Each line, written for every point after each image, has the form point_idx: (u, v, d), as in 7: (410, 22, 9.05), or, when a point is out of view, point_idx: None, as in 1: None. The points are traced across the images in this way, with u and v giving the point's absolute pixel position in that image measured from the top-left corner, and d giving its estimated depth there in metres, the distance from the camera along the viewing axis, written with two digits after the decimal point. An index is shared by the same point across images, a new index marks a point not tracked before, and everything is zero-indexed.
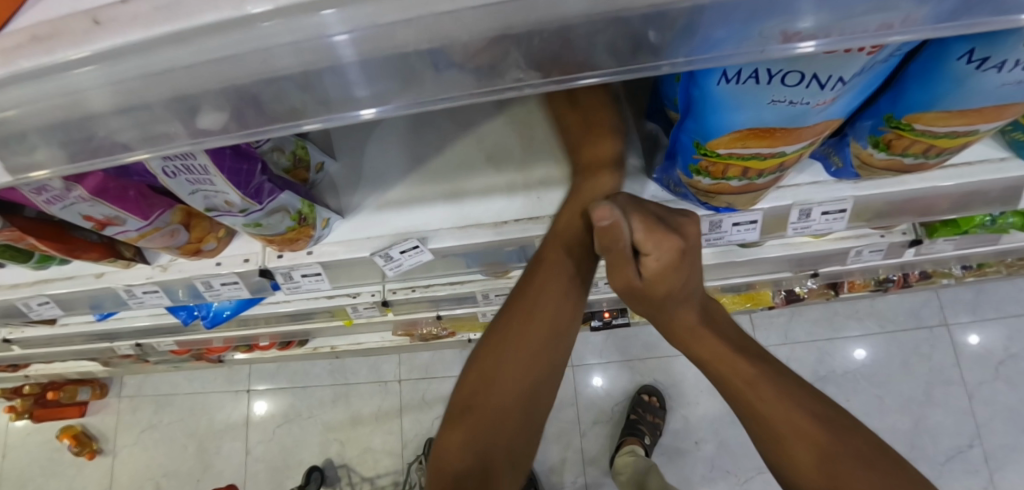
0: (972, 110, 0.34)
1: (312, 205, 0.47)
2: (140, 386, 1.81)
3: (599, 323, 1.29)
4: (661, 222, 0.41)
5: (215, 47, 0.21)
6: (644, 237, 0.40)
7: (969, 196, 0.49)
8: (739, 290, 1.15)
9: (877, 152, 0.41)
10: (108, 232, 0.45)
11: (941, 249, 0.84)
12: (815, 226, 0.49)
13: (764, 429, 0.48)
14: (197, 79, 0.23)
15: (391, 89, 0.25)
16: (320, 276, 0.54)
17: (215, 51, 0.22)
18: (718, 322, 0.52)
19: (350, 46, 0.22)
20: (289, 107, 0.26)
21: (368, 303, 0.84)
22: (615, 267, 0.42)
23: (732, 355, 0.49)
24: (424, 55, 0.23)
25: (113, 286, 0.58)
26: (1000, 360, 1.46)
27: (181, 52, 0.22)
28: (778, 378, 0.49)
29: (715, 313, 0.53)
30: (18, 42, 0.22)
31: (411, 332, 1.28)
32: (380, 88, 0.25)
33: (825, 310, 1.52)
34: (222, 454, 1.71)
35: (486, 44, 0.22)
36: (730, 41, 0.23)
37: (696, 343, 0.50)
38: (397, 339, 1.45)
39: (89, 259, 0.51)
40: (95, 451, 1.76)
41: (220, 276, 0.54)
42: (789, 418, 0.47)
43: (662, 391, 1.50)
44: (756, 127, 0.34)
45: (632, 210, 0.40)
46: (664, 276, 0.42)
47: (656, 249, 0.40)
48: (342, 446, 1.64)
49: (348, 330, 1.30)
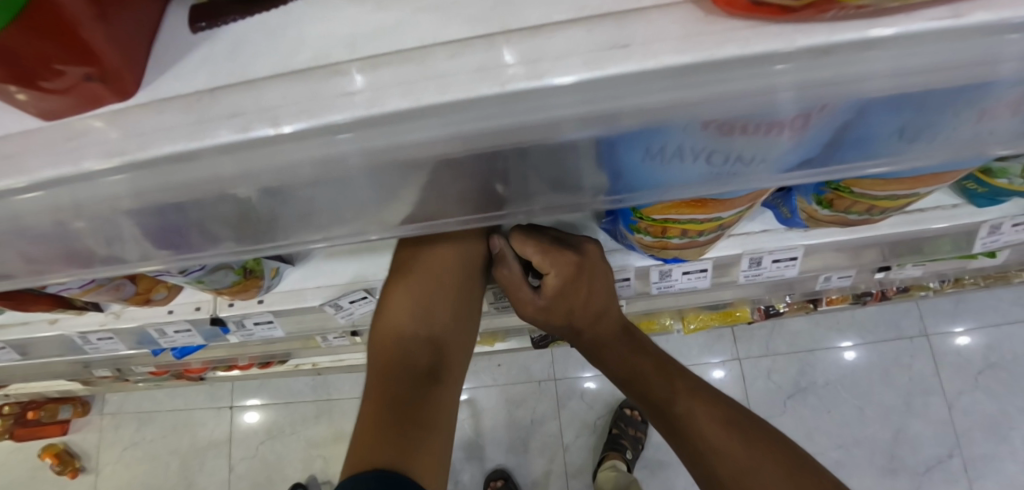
0: (906, 178, 0.34)
1: (259, 258, 0.46)
2: (121, 403, 1.79)
3: None
4: (558, 244, 0.45)
5: (199, 176, 0.21)
6: (542, 258, 0.44)
7: (920, 239, 0.50)
8: (718, 307, 1.15)
9: (821, 208, 0.41)
10: (50, 288, 0.44)
11: (908, 272, 0.85)
12: (766, 273, 0.49)
13: (691, 449, 0.46)
14: (163, 197, 0.22)
15: (325, 187, 0.26)
16: (272, 324, 0.54)
17: (194, 174, 0.21)
18: (640, 344, 0.51)
19: (347, 160, 0.21)
20: (233, 201, 0.26)
21: (336, 332, 0.84)
22: (514, 293, 0.48)
23: (655, 370, 0.49)
24: (356, 169, 0.22)
25: (67, 332, 0.57)
26: (980, 369, 1.47)
27: (153, 181, 0.21)
28: (700, 393, 0.48)
29: (637, 333, 0.52)
30: None
31: None
32: (327, 187, 0.26)
33: (806, 321, 1.53)
34: (205, 471, 1.70)
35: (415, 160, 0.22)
36: (670, 144, 0.25)
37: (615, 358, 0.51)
38: None
39: (36, 311, 0.50)
40: (77, 470, 1.74)
41: (172, 323, 0.54)
42: (711, 436, 0.46)
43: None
44: (687, 197, 0.33)
45: (527, 239, 0.45)
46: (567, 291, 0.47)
47: (553, 269, 0.44)
48: (326, 462, 1.63)
49: (327, 350, 1.29)
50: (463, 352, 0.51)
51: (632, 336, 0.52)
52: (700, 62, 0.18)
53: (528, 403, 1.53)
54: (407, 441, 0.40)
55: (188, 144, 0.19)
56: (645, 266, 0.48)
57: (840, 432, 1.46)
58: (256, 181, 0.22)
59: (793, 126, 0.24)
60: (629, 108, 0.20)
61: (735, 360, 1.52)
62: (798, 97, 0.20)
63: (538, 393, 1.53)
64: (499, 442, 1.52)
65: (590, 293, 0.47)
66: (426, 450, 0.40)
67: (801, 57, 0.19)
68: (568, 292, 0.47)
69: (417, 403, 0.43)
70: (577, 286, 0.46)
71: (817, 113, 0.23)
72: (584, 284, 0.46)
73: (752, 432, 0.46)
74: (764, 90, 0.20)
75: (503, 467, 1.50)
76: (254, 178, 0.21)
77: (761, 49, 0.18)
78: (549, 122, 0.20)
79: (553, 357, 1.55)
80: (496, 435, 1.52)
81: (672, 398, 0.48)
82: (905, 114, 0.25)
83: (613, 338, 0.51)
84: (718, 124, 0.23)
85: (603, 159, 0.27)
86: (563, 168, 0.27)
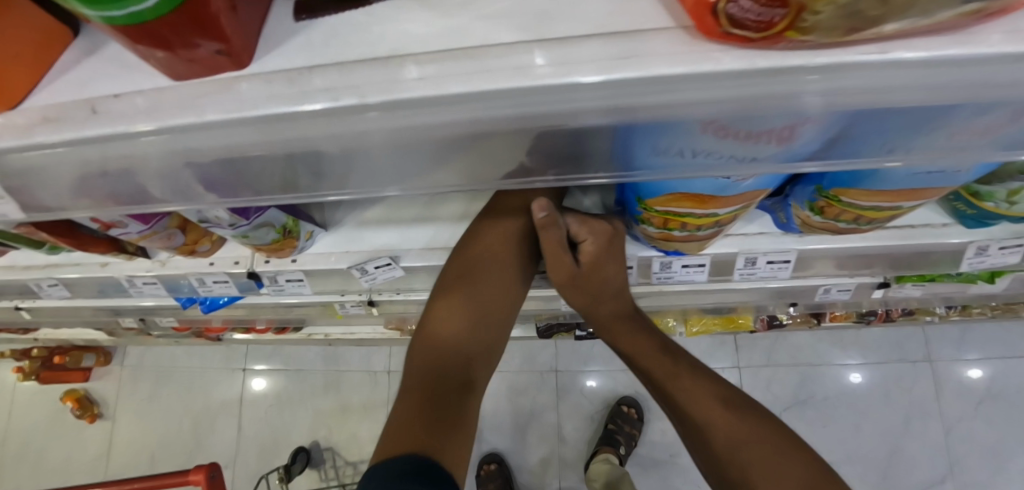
0: (889, 190, 0.37)
1: (297, 220, 0.51)
2: (142, 357, 1.88)
3: (584, 332, 1.33)
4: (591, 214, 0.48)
5: (290, 133, 0.25)
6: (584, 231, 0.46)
7: (912, 254, 0.53)
8: (721, 312, 1.18)
9: (814, 215, 0.44)
10: (113, 232, 0.50)
11: (909, 292, 0.87)
12: (761, 273, 0.53)
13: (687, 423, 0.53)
14: (242, 148, 0.26)
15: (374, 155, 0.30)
16: (302, 282, 0.59)
17: (280, 132, 0.25)
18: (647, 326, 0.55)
19: (399, 130, 0.25)
20: (294, 162, 0.30)
21: (354, 301, 0.89)
22: (553, 258, 0.47)
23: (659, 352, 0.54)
24: (407, 138, 0.26)
25: (117, 275, 0.63)
26: (981, 399, 1.47)
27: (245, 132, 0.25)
28: (698, 375, 0.53)
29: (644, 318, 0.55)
30: (32, 120, 0.26)
31: (401, 326, 1.34)
32: (375, 157, 0.30)
33: (809, 337, 1.55)
34: (215, 428, 1.78)
35: (458, 136, 0.26)
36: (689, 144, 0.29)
37: (623, 339, 0.54)
38: (388, 332, 1.49)
39: (94, 252, 0.56)
40: (96, 416, 1.84)
41: (212, 274, 0.59)
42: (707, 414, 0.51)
43: (641, 403, 1.54)
44: (688, 192, 0.37)
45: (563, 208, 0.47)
46: (599, 271, 0.48)
47: (591, 234, 0.46)
48: (330, 431, 1.69)
49: (341, 321, 1.34)
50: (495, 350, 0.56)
51: (642, 321, 0.55)
52: (683, 74, 0.22)
53: (529, 391, 1.58)
54: (437, 438, 0.44)
55: (280, 108, 0.23)
56: (647, 257, 0.51)
57: (833, 448, 1.48)
58: (323, 141, 0.26)
59: (782, 132, 0.28)
60: (657, 102, 0.23)
61: (735, 367, 1.55)
62: (824, 105, 0.23)
63: (539, 382, 1.58)
64: (497, 426, 1.57)
65: (617, 266, 0.49)
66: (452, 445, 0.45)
67: (760, 76, 0.22)
68: (599, 273, 0.49)
69: (451, 403, 0.48)
70: (613, 254, 0.47)
71: (803, 124, 0.27)
72: (615, 253, 0.47)
73: (743, 413, 0.51)
74: (794, 95, 0.23)
75: (499, 450, 1.56)
76: (319, 138, 0.26)
77: (728, 68, 0.21)
78: (580, 110, 0.24)
79: (556, 349, 1.59)
80: (495, 419, 1.58)
81: (674, 376, 0.53)
82: (889, 131, 0.28)
83: (626, 323, 0.54)
84: (727, 125, 0.26)
85: (622, 154, 0.30)
86: (580, 162, 0.30)
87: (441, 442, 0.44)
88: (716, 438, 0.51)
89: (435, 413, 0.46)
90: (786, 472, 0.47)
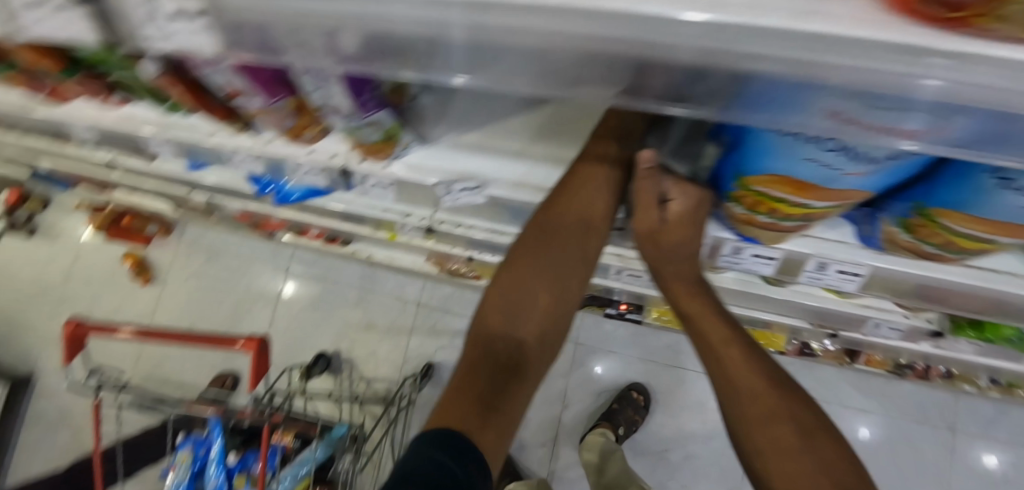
0: (996, 222, 0.36)
1: (401, 127, 0.54)
2: (198, 236, 2.02)
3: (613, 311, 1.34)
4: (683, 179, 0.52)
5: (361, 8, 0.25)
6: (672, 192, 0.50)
7: (988, 300, 0.51)
8: (756, 324, 1.17)
9: (904, 232, 0.44)
10: (237, 101, 0.54)
11: (959, 348, 0.85)
12: (828, 280, 0.54)
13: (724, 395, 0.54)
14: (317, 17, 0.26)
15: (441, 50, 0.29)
16: (388, 187, 0.63)
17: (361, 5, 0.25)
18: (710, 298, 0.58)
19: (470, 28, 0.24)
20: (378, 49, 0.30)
21: (416, 224, 0.92)
22: (642, 209, 0.53)
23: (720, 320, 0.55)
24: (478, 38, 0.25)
25: (222, 145, 0.68)
26: (995, 479, 1.43)
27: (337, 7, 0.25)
28: (750, 351, 0.55)
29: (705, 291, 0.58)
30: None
31: (442, 262, 1.40)
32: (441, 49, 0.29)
33: (835, 374, 1.52)
34: (250, 316, 1.91)
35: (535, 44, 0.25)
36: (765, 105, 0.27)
37: (688, 300, 0.57)
38: (428, 267, 1.54)
39: (211, 117, 0.60)
40: (150, 278, 2.01)
41: (309, 162, 0.63)
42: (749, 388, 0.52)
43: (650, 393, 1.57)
44: (788, 176, 0.38)
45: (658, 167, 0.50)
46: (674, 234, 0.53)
47: (680, 194, 0.50)
48: (352, 344, 1.78)
49: (387, 244, 1.40)
50: (541, 356, 0.63)
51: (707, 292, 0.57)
52: (781, 28, 0.20)
53: None
54: (468, 420, 0.54)
55: None
56: (721, 237, 0.53)
57: None
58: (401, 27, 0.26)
59: (873, 121, 0.25)
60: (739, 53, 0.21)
61: None
62: (936, 94, 0.21)
63: None
64: None
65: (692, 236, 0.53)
66: (480, 429, 0.54)
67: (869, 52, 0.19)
68: (675, 235, 0.53)
69: (490, 395, 0.57)
70: (690, 221, 0.51)
71: (894, 116, 0.24)
72: (698, 218, 0.51)
73: (785, 398, 0.52)
74: (910, 77, 0.20)
75: None
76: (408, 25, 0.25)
77: (836, 32, 0.19)
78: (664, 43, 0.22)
79: (580, 322, 1.62)
80: None
81: (727, 343, 0.55)
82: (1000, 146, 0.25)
83: (691, 289, 0.58)
84: (811, 94, 0.24)
85: (689, 93, 0.28)
86: (641, 88, 0.28)
87: (480, 433, 0.54)
88: (755, 412, 0.51)
89: (470, 401, 0.55)
90: (817, 459, 0.48)
